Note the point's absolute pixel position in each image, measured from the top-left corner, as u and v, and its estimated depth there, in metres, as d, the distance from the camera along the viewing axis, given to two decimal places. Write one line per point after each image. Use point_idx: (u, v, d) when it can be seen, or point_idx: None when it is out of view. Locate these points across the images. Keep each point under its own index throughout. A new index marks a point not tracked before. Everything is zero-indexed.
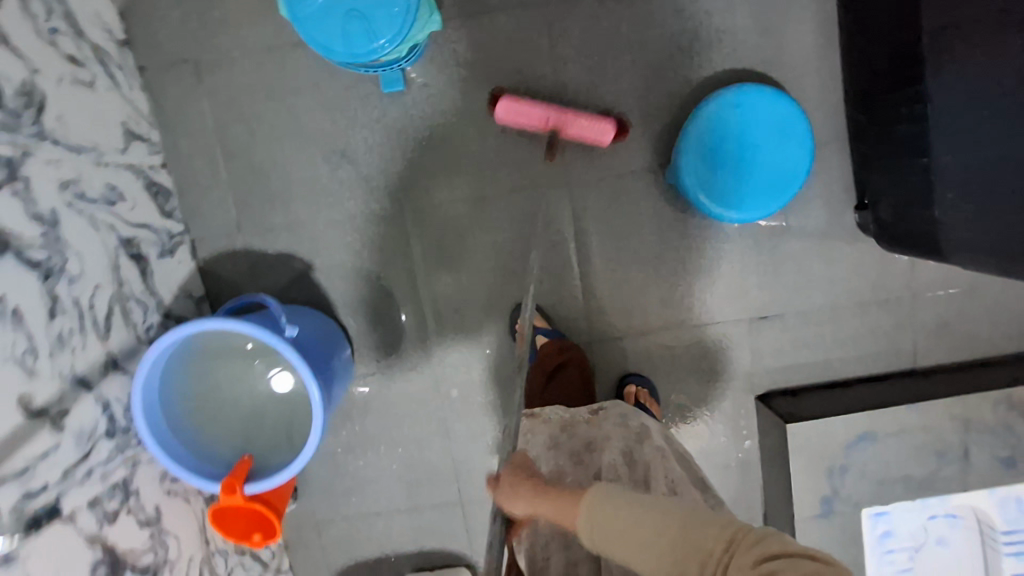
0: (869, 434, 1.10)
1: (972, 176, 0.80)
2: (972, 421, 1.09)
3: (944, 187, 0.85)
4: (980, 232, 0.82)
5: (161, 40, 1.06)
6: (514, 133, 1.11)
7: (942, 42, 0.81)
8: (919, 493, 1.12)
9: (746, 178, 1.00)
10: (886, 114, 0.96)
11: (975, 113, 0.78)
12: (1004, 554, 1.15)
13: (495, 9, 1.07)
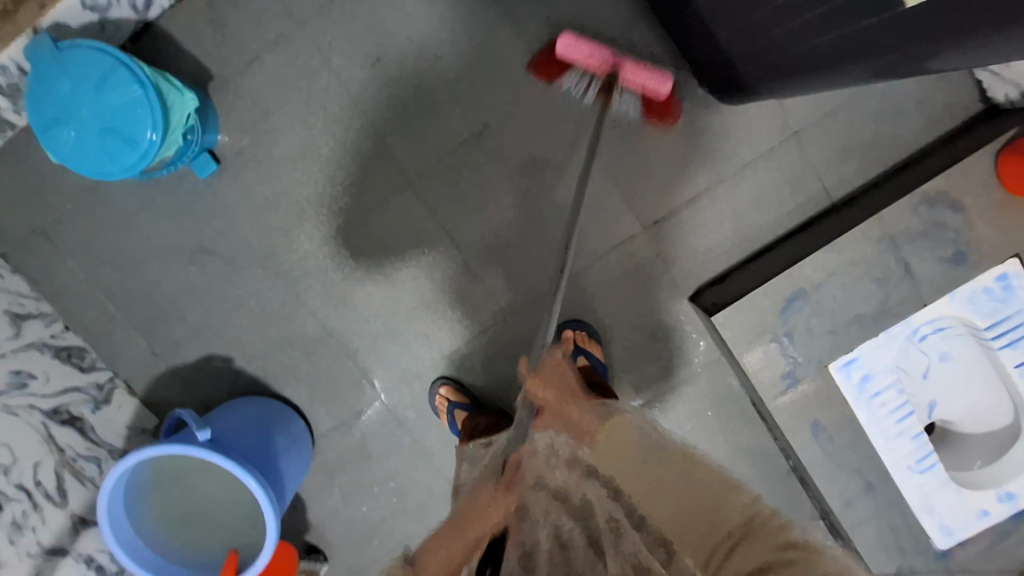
0: (798, 292, 1.05)
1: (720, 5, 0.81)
2: (899, 230, 1.03)
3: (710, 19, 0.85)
4: (756, 53, 0.82)
5: (9, 224, 1.13)
6: (339, 159, 1.11)
7: None
8: (879, 327, 1.05)
9: None
10: None
11: None
12: (1002, 353, 1.05)
13: (261, 53, 1.07)
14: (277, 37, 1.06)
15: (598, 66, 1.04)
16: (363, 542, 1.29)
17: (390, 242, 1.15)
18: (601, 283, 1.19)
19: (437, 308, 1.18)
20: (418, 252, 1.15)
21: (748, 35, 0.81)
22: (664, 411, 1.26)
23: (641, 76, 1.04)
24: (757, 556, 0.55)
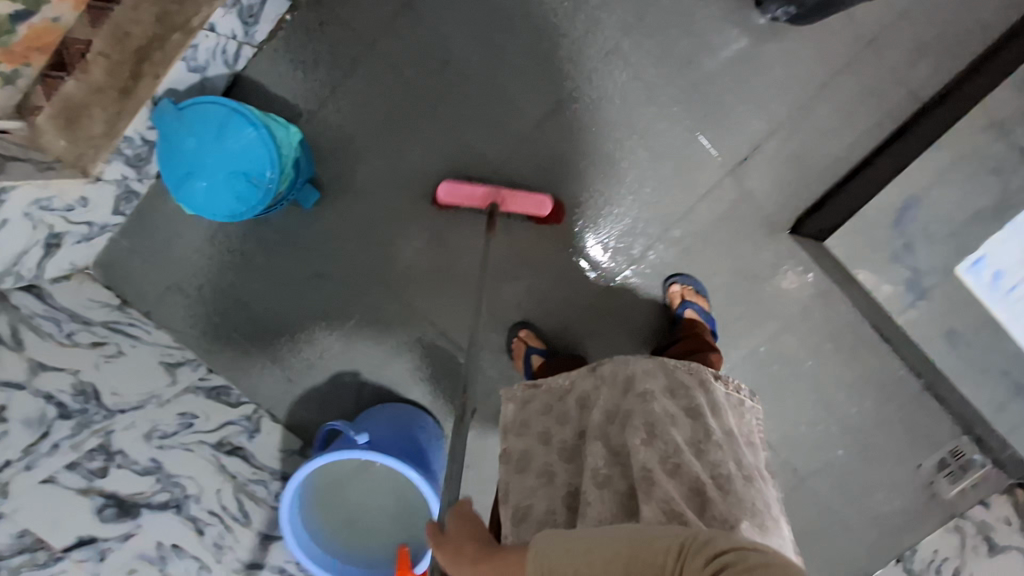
0: (913, 199, 1.03)
1: None
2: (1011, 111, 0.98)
3: None
4: None
5: (145, 285, 1.24)
6: (425, 163, 1.16)
7: None
8: (1006, 220, 1.00)
9: None
10: None
11: None
12: None
13: (339, 81, 1.14)
14: (351, 63, 1.13)
15: (481, 201, 1.13)
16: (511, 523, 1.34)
17: (488, 231, 1.19)
18: (699, 231, 1.19)
19: (541, 288, 1.21)
20: (514, 237, 1.20)
21: None
22: (784, 347, 1.24)
23: (522, 203, 1.12)
24: None
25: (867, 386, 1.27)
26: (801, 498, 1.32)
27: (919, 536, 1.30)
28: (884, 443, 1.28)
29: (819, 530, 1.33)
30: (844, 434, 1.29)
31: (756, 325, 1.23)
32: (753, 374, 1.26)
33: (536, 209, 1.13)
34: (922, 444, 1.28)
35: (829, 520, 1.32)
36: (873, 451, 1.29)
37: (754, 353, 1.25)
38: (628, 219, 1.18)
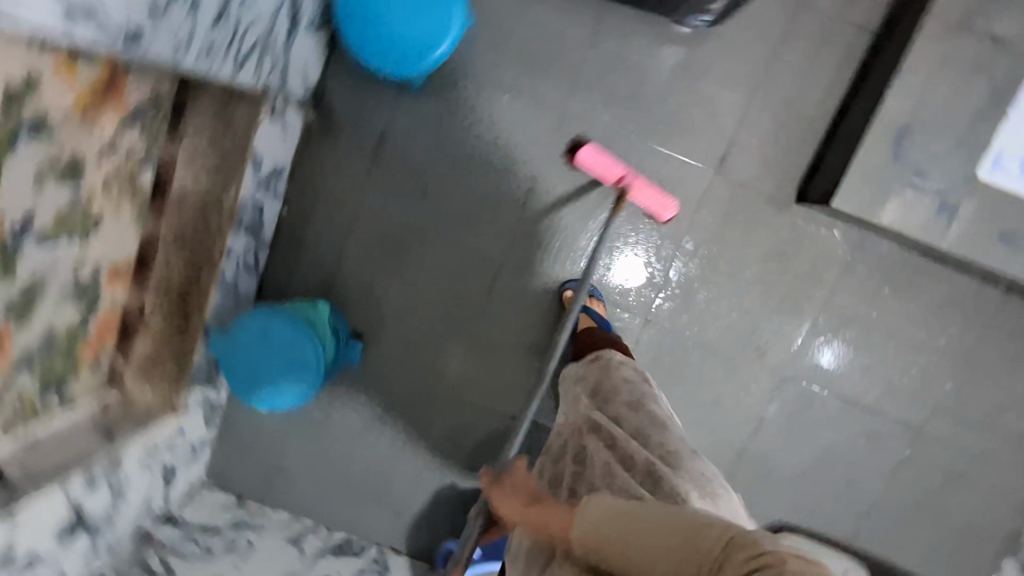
0: (901, 131, 1.00)
1: None
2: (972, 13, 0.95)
3: None
4: None
5: (249, 475, 1.37)
6: (439, 281, 1.25)
7: None
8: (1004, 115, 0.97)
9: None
10: None
11: None
12: None
13: (341, 241, 1.24)
14: (345, 223, 1.23)
15: (608, 178, 1.15)
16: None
17: (515, 316, 1.25)
18: (714, 235, 1.20)
19: None
20: (542, 313, 1.24)
21: None
22: (840, 308, 1.23)
23: (649, 195, 1.15)
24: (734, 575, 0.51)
25: (946, 308, 1.21)
26: (927, 439, 1.27)
27: None
28: (990, 356, 1.23)
29: (955, 464, 1.28)
30: (939, 366, 1.24)
31: (807, 297, 1.22)
32: (826, 342, 1.24)
33: (653, 203, 1.15)
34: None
35: (967, 450, 1.27)
36: (982, 368, 1.23)
37: (813, 324, 1.23)
38: (640, 250, 1.23)
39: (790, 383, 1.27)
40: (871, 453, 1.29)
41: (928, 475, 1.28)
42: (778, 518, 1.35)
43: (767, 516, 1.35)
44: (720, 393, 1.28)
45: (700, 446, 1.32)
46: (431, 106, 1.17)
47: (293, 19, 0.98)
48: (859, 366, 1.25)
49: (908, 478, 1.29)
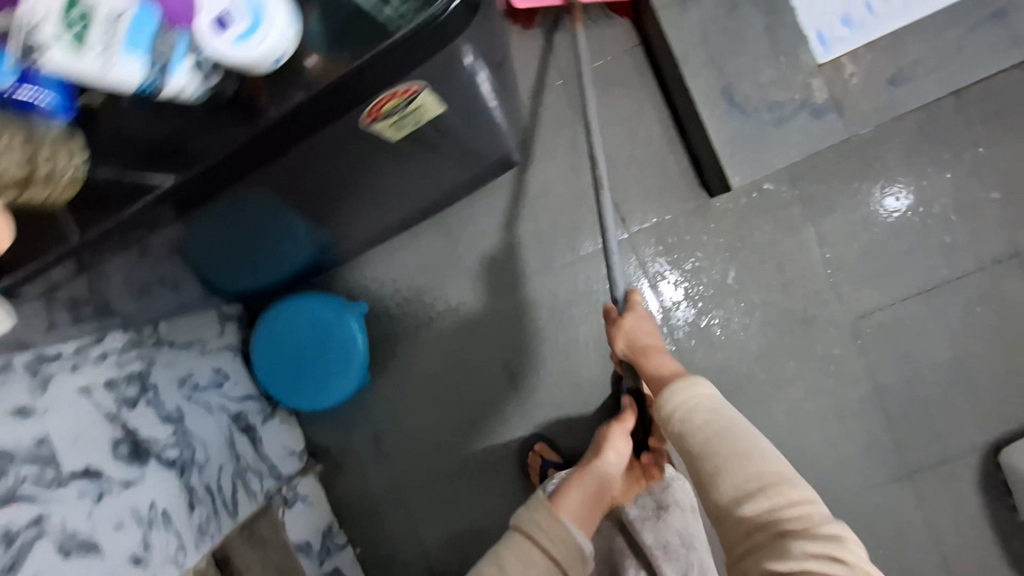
0: (727, 95, 0.98)
1: (429, 159, 0.89)
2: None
3: (440, 166, 0.93)
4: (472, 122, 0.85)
5: None
6: (511, 501, 1.21)
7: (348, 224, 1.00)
8: (787, 14, 0.96)
9: (298, 341, 1.13)
10: (397, 217, 1.10)
11: (385, 189, 0.92)
12: None
13: (416, 539, 1.24)
14: (405, 522, 1.24)
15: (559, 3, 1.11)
16: None
17: None
18: (676, 276, 1.18)
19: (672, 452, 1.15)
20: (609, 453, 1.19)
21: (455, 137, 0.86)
22: (836, 234, 1.14)
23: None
24: (758, 499, 0.62)
25: (924, 147, 1.11)
26: None
27: None
28: (1007, 143, 1.10)
29: None
30: (971, 196, 1.11)
31: (800, 247, 1.15)
32: (856, 264, 1.14)
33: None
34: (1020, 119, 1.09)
35: None
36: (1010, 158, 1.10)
37: (828, 266, 1.14)
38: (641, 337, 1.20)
39: (864, 322, 1.14)
40: (1004, 310, 1.11)
41: None
42: (988, 440, 1.14)
43: (977, 446, 1.14)
44: (818, 382, 1.16)
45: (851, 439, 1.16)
46: (390, 382, 1.24)
47: (250, 435, 1.10)
48: (907, 256, 1.13)
49: None
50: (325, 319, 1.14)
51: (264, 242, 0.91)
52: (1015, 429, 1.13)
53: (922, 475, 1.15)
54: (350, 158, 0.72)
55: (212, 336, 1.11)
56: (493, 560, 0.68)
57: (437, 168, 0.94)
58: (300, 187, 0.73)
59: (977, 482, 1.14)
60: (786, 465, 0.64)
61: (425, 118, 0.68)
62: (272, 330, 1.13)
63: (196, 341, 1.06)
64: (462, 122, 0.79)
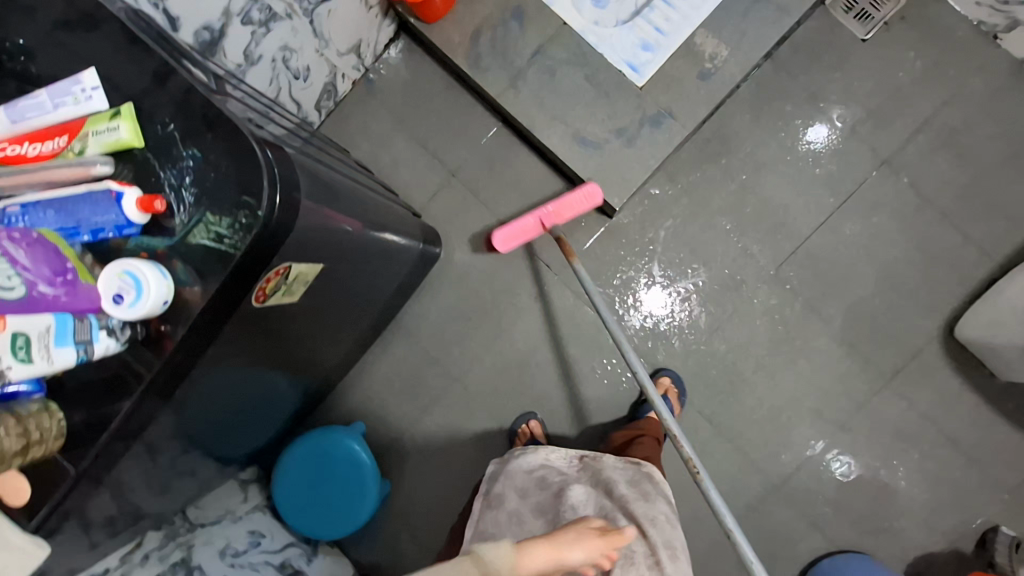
0: (577, 139, 1.15)
1: (364, 286, 0.98)
2: (507, 61, 1.17)
3: (375, 286, 1.03)
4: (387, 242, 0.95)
5: None
6: None
7: (314, 360, 1.10)
8: (595, 63, 1.14)
9: (309, 473, 1.21)
10: (361, 337, 1.21)
11: (336, 325, 1.02)
12: None
13: None
14: None
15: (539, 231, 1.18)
16: (945, 464, 1.22)
17: None
18: (613, 291, 1.29)
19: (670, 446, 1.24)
20: None
21: (378, 260, 0.96)
22: (724, 205, 1.27)
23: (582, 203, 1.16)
24: None
25: (766, 106, 1.25)
26: (897, 155, 1.23)
27: (936, 24, 1.22)
28: (827, 77, 1.24)
29: (934, 140, 1.22)
30: (819, 131, 1.25)
31: (704, 226, 1.28)
32: (754, 222, 1.27)
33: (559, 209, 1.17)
34: (829, 55, 1.25)
35: (927, 120, 1.22)
36: (841, 87, 1.24)
37: (731, 234, 1.27)
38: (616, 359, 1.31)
39: (783, 269, 1.26)
40: (894, 210, 1.23)
41: (944, 162, 1.22)
42: (940, 326, 1.22)
43: (935, 335, 1.22)
44: (772, 334, 1.25)
45: (822, 372, 1.24)
46: (410, 482, 1.35)
47: None
48: (796, 198, 1.25)
49: (939, 183, 1.22)
50: (323, 443, 1.22)
51: (256, 406, 1.06)
52: (960, 306, 1.21)
53: (899, 380, 1.23)
54: (295, 326, 0.82)
55: (239, 503, 1.24)
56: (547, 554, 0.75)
57: (374, 289, 1.03)
58: (260, 363, 0.84)
59: (949, 366, 1.21)
60: None
61: (310, 278, 0.66)
62: (286, 475, 1.21)
63: (225, 513, 1.18)
64: (375, 250, 0.90)
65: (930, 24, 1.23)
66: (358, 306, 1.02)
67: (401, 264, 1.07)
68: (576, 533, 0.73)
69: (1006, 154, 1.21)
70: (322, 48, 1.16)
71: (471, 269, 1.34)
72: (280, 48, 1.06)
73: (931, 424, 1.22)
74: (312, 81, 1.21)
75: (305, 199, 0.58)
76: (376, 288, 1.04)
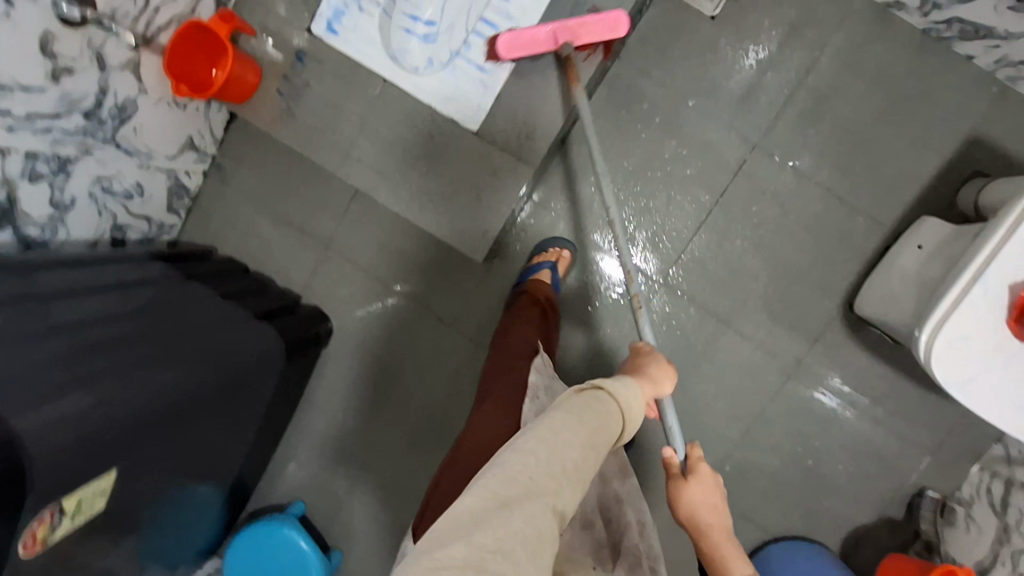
0: (434, 195, 1.10)
1: (244, 408, 1.03)
2: (336, 132, 1.11)
3: (259, 396, 1.07)
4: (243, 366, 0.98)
5: None
6: None
7: (239, 467, 1.17)
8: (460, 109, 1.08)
9: (252, 564, 1.26)
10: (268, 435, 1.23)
11: (237, 444, 1.08)
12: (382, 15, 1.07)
13: None
14: None
15: (552, 48, 1.02)
16: (866, 436, 1.20)
17: None
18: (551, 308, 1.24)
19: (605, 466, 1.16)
20: None
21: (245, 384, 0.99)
22: None
23: (597, 29, 1.00)
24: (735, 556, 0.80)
25: (624, 113, 1.18)
26: (767, 134, 1.16)
27: None
28: (681, 66, 1.16)
29: (806, 112, 1.14)
30: (682, 126, 1.17)
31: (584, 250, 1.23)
32: (634, 233, 1.21)
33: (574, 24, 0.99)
34: (679, 41, 1.16)
35: (794, 91, 1.14)
36: (695, 76, 1.16)
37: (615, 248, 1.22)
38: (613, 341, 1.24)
39: (673, 275, 1.21)
40: (775, 194, 1.17)
41: (819, 132, 1.14)
42: (841, 301, 1.18)
43: (837, 311, 1.18)
44: (671, 344, 1.22)
45: (730, 369, 1.22)
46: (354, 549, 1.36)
47: None
48: (673, 201, 1.19)
49: (817, 156, 1.15)
50: (254, 538, 1.26)
51: (189, 531, 1.10)
52: (856, 280, 1.17)
53: (806, 362, 1.20)
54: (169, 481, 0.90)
55: None
56: (539, 442, 0.60)
57: (262, 400, 1.08)
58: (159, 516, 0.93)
59: (853, 341, 1.18)
60: (627, 413, 0.70)
61: (106, 489, 0.75)
62: (233, 570, 1.27)
63: None
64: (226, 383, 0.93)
65: None
66: (237, 419, 1.04)
67: (285, 368, 1.11)
68: (657, 360, 0.87)
69: (885, 111, 1.12)
70: (145, 161, 1.11)
71: (368, 332, 1.32)
72: (92, 182, 1.02)
73: (849, 402, 1.20)
74: (149, 193, 1.16)
75: (38, 437, 0.64)
76: (265, 398, 1.09)
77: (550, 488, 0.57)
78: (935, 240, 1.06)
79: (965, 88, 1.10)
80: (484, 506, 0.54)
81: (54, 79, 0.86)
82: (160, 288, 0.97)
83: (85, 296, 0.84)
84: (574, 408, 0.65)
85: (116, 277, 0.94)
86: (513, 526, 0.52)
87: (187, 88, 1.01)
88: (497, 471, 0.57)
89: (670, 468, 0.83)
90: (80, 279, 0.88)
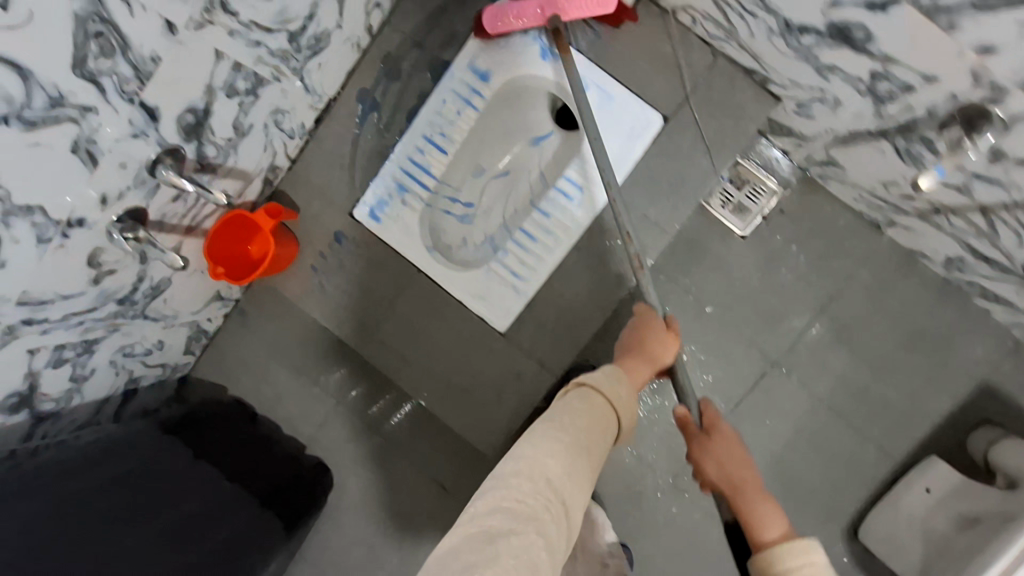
0: (454, 387, 1.11)
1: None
2: (366, 312, 1.13)
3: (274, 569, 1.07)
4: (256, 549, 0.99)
5: None
6: None
7: None
8: (495, 307, 1.08)
9: None
10: None
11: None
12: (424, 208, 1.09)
13: None
14: None
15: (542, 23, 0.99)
16: None
17: None
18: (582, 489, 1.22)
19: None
20: None
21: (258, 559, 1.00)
22: None
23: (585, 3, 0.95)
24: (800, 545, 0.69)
25: None
26: (786, 354, 1.18)
27: (817, 215, 1.16)
28: (707, 278, 1.19)
29: (825, 337, 1.17)
30: (703, 332, 1.19)
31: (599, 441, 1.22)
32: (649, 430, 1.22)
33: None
34: (708, 252, 1.19)
35: (817, 316, 1.17)
36: (720, 287, 1.19)
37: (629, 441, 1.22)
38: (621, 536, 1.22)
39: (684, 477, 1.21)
40: (790, 412, 1.18)
41: (838, 358, 1.17)
42: (846, 525, 1.18)
43: (842, 533, 1.18)
44: (675, 546, 1.21)
45: None
46: None
47: None
48: None
49: (832, 380, 1.17)
50: None
51: None
52: (863, 507, 1.17)
53: None
54: None
55: None
56: (519, 463, 0.60)
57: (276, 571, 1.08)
58: None
59: (857, 565, 1.18)
60: (612, 389, 0.70)
61: None
62: None
63: None
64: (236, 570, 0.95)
65: (812, 218, 1.16)
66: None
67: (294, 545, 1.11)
68: (657, 325, 0.89)
69: (903, 347, 1.15)
70: (171, 320, 1.11)
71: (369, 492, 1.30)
72: (115, 352, 1.02)
73: None
74: (169, 345, 1.16)
75: None
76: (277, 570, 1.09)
77: (534, 520, 0.55)
78: (944, 487, 1.08)
79: (980, 336, 1.13)
80: (470, 548, 0.52)
81: (94, 282, 0.86)
82: (178, 472, 0.98)
83: (86, 508, 0.83)
84: (553, 416, 0.66)
85: (133, 465, 0.95)
86: (509, 561, 0.51)
87: (223, 269, 1.03)
88: (480, 504, 0.57)
89: (685, 426, 0.85)
90: (83, 481, 0.87)
